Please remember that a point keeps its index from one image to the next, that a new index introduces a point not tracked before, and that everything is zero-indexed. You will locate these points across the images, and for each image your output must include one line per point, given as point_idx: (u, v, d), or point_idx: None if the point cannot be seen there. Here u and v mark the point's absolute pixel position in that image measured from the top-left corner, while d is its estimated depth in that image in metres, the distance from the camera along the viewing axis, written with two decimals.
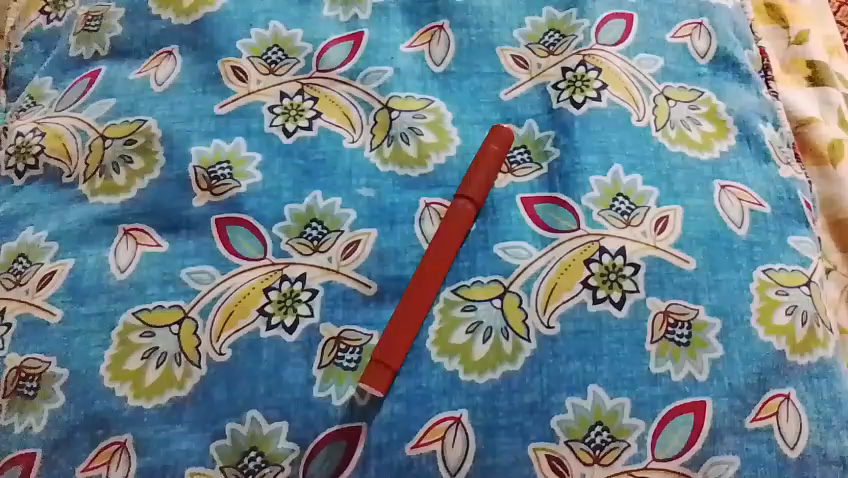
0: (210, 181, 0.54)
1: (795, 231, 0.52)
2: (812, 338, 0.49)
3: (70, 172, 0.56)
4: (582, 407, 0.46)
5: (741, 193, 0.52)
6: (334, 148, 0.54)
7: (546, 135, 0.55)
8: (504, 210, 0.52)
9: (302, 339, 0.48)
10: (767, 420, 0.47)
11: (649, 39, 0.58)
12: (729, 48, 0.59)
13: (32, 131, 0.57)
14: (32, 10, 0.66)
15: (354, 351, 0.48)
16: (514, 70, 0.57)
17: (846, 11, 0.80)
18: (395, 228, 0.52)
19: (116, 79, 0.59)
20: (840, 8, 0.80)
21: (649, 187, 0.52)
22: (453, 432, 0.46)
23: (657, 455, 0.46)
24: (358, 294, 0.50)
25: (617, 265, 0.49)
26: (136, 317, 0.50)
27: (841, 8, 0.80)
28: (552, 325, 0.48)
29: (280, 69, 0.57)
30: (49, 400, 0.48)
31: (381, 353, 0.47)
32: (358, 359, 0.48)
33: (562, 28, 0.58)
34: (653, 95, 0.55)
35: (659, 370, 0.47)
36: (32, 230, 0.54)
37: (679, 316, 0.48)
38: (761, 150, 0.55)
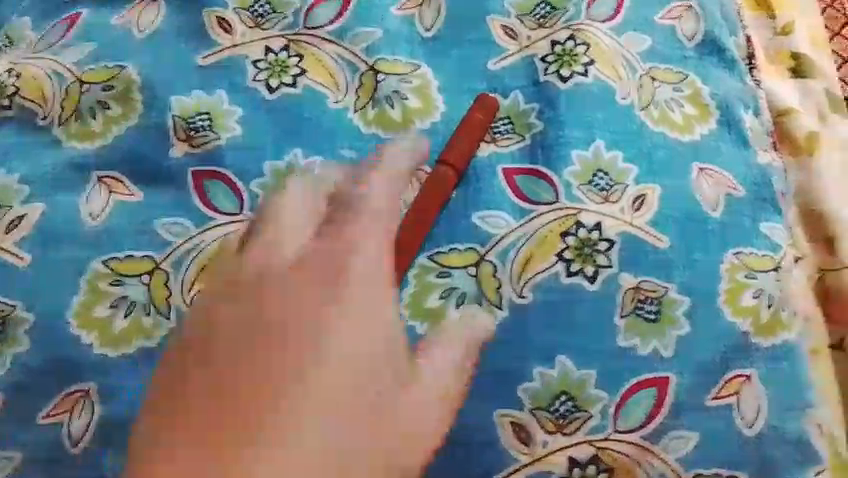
0: (189, 132, 0.53)
1: (768, 217, 0.53)
2: (776, 320, 0.50)
3: (45, 115, 0.55)
4: (549, 376, 0.47)
5: (718, 177, 0.53)
6: (317, 106, 0.54)
7: (530, 107, 0.55)
8: (485, 179, 0.52)
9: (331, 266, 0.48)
10: (727, 398, 0.48)
11: (639, 19, 0.58)
12: (716, 32, 0.59)
13: (7, 72, 0.56)
14: None
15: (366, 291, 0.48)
16: (503, 41, 0.57)
17: (831, 11, 0.82)
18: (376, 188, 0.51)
19: (97, 24, 0.57)
20: (826, 8, 0.82)
21: (628, 165, 0.52)
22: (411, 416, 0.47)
23: (618, 427, 0.46)
24: (335, 218, 0.50)
25: (592, 240, 0.49)
26: (105, 266, 0.49)
27: (828, 8, 0.82)
28: (525, 294, 0.48)
29: (266, 24, 0.56)
30: (13, 343, 0.48)
31: None
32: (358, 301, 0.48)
33: (553, 1, 0.58)
34: (639, 74, 0.56)
35: (626, 344, 0.48)
36: (2, 172, 0.53)
37: (650, 292, 0.49)
38: (740, 135, 0.56)
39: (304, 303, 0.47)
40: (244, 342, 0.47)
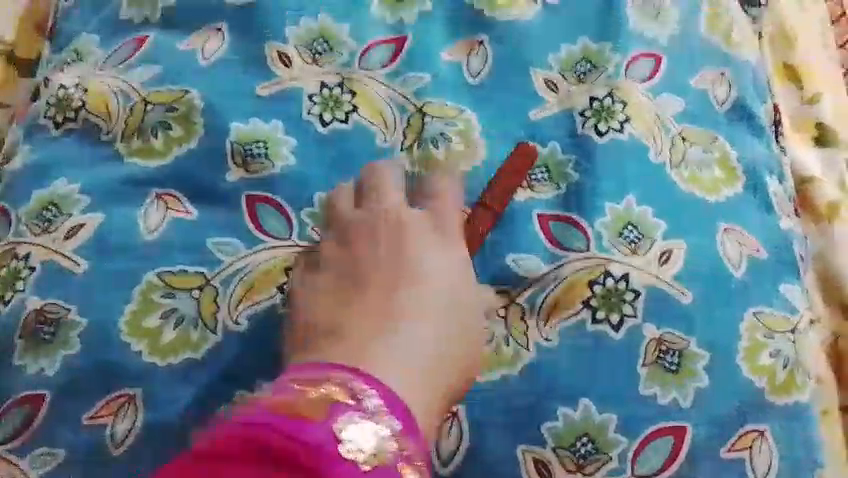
0: (245, 157, 0.56)
1: (788, 280, 0.56)
2: (792, 381, 0.52)
3: (109, 130, 0.58)
4: (572, 417, 0.49)
5: (742, 238, 0.56)
6: (366, 142, 0.57)
7: (568, 158, 0.57)
8: (520, 223, 0.54)
9: (418, 235, 0.50)
10: (740, 452, 0.50)
11: (675, 82, 0.61)
12: (747, 99, 0.62)
13: (75, 86, 0.60)
14: None
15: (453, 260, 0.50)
16: (545, 93, 0.60)
17: None
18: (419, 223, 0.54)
19: (162, 47, 0.61)
20: None
21: (657, 220, 0.55)
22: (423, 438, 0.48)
23: (635, 471, 0.48)
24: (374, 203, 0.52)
25: (619, 290, 0.52)
26: (159, 278, 0.52)
27: None
28: (551, 338, 0.51)
29: (323, 61, 0.60)
30: (65, 345, 0.50)
31: None
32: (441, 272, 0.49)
33: (595, 58, 0.61)
34: (671, 134, 0.59)
35: (646, 393, 0.50)
36: (65, 181, 0.56)
37: (671, 344, 0.51)
38: (765, 199, 0.58)
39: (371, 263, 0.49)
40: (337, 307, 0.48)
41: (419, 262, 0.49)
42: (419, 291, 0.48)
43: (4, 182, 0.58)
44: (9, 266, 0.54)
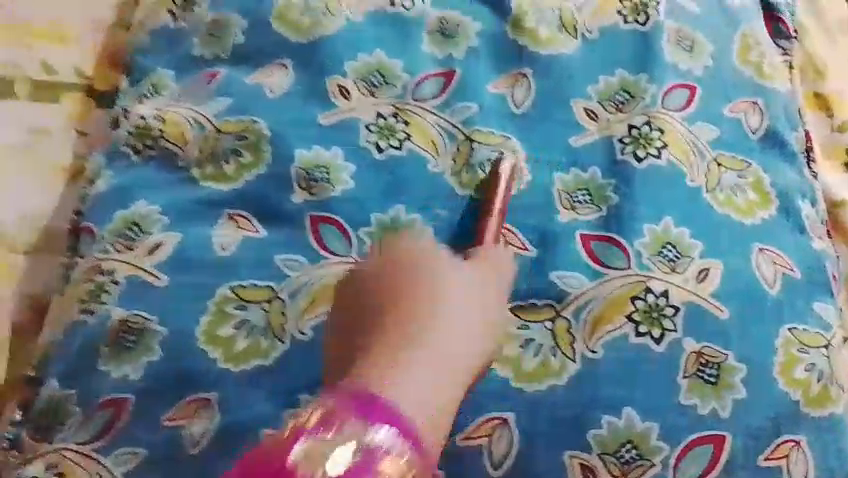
0: (308, 182, 0.60)
1: (819, 298, 0.59)
2: (825, 394, 0.55)
3: (184, 157, 0.63)
4: (616, 425, 0.52)
5: (776, 258, 0.59)
6: (419, 167, 0.61)
7: (608, 182, 0.61)
8: (564, 243, 0.58)
9: (448, 250, 0.52)
10: (776, 460, 0.52)
11: (709, 111, 0.65)
12: (779, 127, 0.66)
13: (153, 116, 0.66)
14: (163, 9, 0.74)
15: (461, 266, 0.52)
16: (585, 121, 0.64)
17: None
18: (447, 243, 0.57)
19: (232, 81, 0.66)
20: None
21: (695, 240, 0.58)
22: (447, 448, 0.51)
23: (676, 477, 0.51)
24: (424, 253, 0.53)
25: (659, 305, 0.55)
26: (231, 291, 0.57)
27: None
28: (596, 350, 0.54)
29: (379, 93, 0.65)
30: (147, 352, 0.55)
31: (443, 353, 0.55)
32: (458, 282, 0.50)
33: (632, 89, 0.65)
34: (707, 160, 0.62)
35: (687, 403, 0.52)
36: (145, 202, 0.62)
37: (710, 357, 0.54)
38: (798, 222, 0.62)
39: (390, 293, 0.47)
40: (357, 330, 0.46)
41: (442, 293, 0.46)
42: (435, 321, 0.44)
43: (88, 205, 0.64)
44: (95, 281, 0.59)
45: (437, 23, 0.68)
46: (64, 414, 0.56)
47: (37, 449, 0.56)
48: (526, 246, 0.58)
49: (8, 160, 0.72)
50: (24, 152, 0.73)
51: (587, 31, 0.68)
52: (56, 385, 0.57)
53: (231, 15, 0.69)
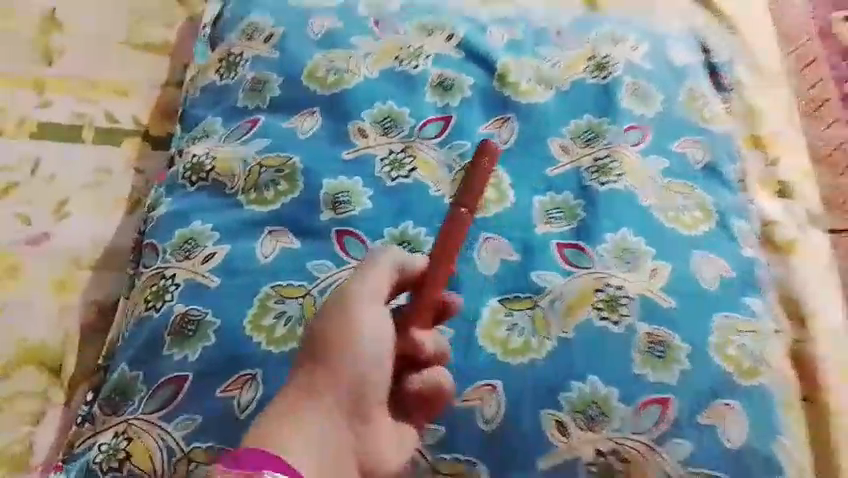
0: (334, 203, 0.75)
1: (750, 295, 0.72)
2: (754, 369, 0.68)
3: (232, 186, 0.77)
4: (583, 390, 0.65)
5: (714, 262, 0.72)
6: (423, 192, 0.75)
7: (577, 202, 0.75)
8: (542, 250, 0.72)
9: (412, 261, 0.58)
10: (714, 419, 0.65)
11: (659, 147, 0.79)
12: (718, 160, 0.80)
13: (205, 155, 0.80)
14: (210, 70, 0.88)
15: (378, 285, 0.55)
16: (558, 155, 0.79)
17: None
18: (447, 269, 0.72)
19: (270, 126, 0.80)
20: None
21: (647, 247, 0.72)
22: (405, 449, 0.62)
23: (632, 430, 0.64)
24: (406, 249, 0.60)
25: (618, 296, 0.68)
26: (272, 290, 0.70)
27: None
28: (567, 331, 0.67)
29: (391, 133, 0.80)
30: (203, 338, 0.68)
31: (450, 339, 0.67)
32: (410, 267, 0.57)
33: (597, 129, 0.80)
34: (657, 185, 0.76)
35: (640, 372, 0.66)
36: (200, 222, 0.75)
37: (660, 338, 0.67)
38: (733, 235, 0.76)
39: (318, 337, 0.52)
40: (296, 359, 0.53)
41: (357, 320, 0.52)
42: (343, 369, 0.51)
43: (150, 225, 0.77)
44: (159, 284, 0.72)
45: (437, 78, 0.83)
46: (132, 392, 0.68)
47: (108, 420, 0.67)
48: (510, 252, 0.72)
49: (78, 194, 0.84)
50: (91, 186, 0.85)
51: (560, 84, 0.83)
52: (125, 367, 0.69)
53: (270, 74, 0.84)
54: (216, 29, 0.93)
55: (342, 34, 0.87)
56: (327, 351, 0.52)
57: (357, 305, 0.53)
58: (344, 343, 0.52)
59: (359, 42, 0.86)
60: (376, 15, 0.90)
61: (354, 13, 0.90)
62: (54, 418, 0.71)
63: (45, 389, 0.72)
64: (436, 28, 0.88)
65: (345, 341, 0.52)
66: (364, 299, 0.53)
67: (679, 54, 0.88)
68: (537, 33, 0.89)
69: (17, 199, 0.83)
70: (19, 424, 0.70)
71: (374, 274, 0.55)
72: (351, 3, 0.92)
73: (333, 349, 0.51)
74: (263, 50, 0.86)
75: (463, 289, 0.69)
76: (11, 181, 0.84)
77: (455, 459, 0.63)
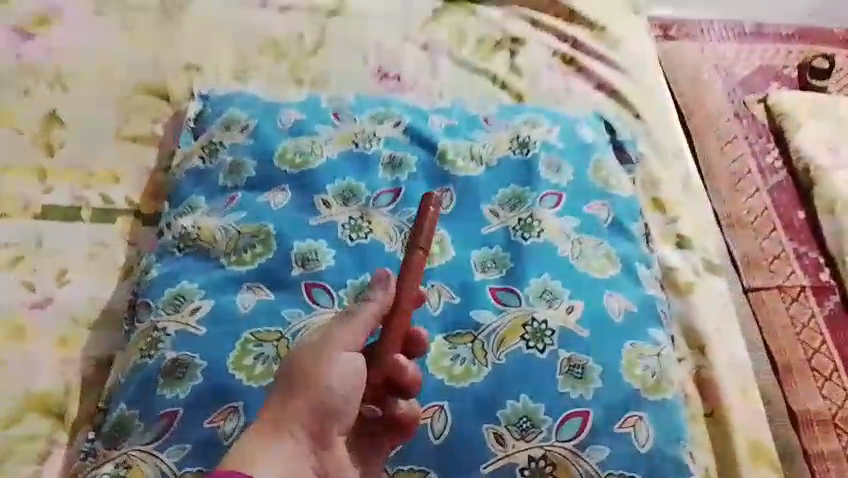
0: (303, 261, 0.88)
1: (653, 326, 0.87)
2: (659, 384, 0.82)
3: (215, 251, 0.90)
4: (516, 406, 0.78)
5: (620, 300, 0.88)
6: (379, 250, 0.90)
7: (506, 255, 0.90)
8: (478, 294, 0.86)
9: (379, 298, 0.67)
10: (627, 427, 0.79)
11: (573, 208, 0.96)
12: (622, 218, 0.97)
13: (192, 226, 0.93)
14: (194, 156, 1.03)
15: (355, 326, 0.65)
16: (490, 217, 0.94)
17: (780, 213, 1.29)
18: None
19: (248, 200, 0.95)
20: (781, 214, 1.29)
21: (564, 289, 0.87)
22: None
23: (558, 438, 0.77)
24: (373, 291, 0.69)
25: (542, 329, 0.82)
26: (251, 335, 0.82)
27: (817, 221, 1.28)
28: (501, 358, 0.81)
29: (351, 203, 0.95)
30: (192, 378, 0.79)
31: None
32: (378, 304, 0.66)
33: (522, 195, 0.96)
34: (571, 239, 0.92)
35: (563, 390, 0.79)
36: (187, 282, 0.87)
37: (577, 361, 0.81)
38: (636, 278, 0.91)
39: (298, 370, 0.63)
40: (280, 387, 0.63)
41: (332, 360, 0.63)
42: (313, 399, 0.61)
43: (143, 286, 0.90)
44: (152, 335, 0.83)
45: (388, 158, 1.00)
46: (130, 428, 0.78)
47: (108, 454, 0.77)
48: (452, 295, 0.86)
49: (77, 264, 0.96)
50: (88, 257, 0.97)
51: (489, 160, 1.01)
52: (124, 406, 0.80)
53: (246, 158, 0.99)
54: (198, 121, 1.08)
55: (307, 123, 1.03)
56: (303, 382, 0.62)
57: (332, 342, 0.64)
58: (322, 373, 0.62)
59: (321, 129, 1.03)
60: (335, 107, 1.07)
61: (316, 106, 1.07)
62: (58, 456, 0.82)
63: (49, 431, 0.83)
64: (386, 117, 1.05)
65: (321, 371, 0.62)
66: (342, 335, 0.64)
67: (585, 133, 1.06)
68: (469, 120, 1.07)
69: (23, 271, 0.95)
70: (26, 463, 0.81)
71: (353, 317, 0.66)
72: (314, 99, 1.09)
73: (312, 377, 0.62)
74: (239, 138, 1.02)
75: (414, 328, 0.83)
76: (17, 255, 0.97)
77: (410, 469, 0.75)
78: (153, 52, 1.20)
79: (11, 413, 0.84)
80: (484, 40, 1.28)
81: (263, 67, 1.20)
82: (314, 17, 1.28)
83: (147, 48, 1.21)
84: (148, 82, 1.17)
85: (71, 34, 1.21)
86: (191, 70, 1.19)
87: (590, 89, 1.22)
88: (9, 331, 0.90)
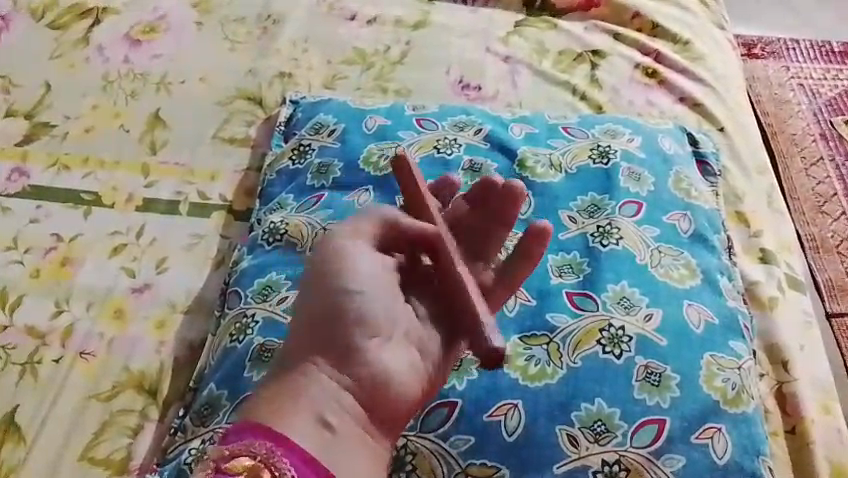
0: None
1: (734, 339, 0.86)
2: (739, 398, 0.81)
3: (302, 245, 0.95)
4: (590, 409, 0.78)
5: (700, 310, 0.87)
6: None
7: (583, 260, 0.91)
8: (555, 297, 0.87)
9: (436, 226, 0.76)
10: (705, 439, 0.78)
11: (652, 218, 0.95)
12: (703, 230, 0.96)
13: (281, 222, 0.98)
14: (284, 156, 1.08)
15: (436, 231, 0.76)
16: (568, 223, 0.95)
17: None
18: None
19: (334, 199, 0.99)
20: None
21: (642, 296, 0.86)
22: (407, 442, 0.78)
23: (633, 444, 0.77)
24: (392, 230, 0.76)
25: (618, 335, 0.83)
26: None
27: None
28: (576, 361, 0.81)
29: None
30: None
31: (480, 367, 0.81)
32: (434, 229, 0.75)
33: (600, 203, 0.97)
34: (650, 247, 0.92)
35: (640, 396, 0.79)
36: (275, 273, 0.92)
37: (654, 369, 0.81)
38: (717, 290, 0.90)
39: (319, 306, 0.70)
40: (306, 321, 0.71)
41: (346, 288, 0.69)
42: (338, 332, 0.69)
43: (235, 276, 0.95)
44: (242, 321, 0.89)
45: (468, 163, 1.02)
46: (218, 408, 0.83)
47: (197, 430, 0.83)
48: (529, 298, 0.87)
49: (175, 253, 1.03)
50: (184, 248, 1.04)
51: (568, 168, 1.01)
52: (213, 387, 0.85)
53: (332, 161, 1.04)
54: (288, 126, 1.15)
55: (391, 129, 1.08)
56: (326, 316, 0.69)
57: (337, 286, 0.70)
58: (324, 320, 0.69)
59: (405, 135, 1.07)
60: (418, 113, 1.11)
61: (400, 113, 1.11)
62: (149, 431, 0.87)
63: (143, 406, 0.89)
64: (467, 124, 1.08)
65: (323, 331, 0.69)
66: (338, 288, 0.69)
67: (667, 145, 1.06)
68: (549, 129, 1.08)
69: (124, 258, 1.02)
70: (121, 436, 0.87)
71: (347, 257, 0.71)
72: (398, 105, 1.13)
73: (323, 320, 0.69)
74: (327, 141, 1.07)
75: None
76: (121, 242, 1.04)
77: (484, 464, 0.77)
78: (249, 61, 1.28)
79: (110, 388, 0.90)
80: (565, 52, 1.29)
81: (350, 76, 1.26)
82: (399, 29, 1.32)
83: (243, 57, 1.28)
84: (242, 89, 1.24)
85: (174, 43, 1.30)
86: (283, 78, 1.26)
87: (672, 101, 1.22)
88: (111, 313, 0.97)
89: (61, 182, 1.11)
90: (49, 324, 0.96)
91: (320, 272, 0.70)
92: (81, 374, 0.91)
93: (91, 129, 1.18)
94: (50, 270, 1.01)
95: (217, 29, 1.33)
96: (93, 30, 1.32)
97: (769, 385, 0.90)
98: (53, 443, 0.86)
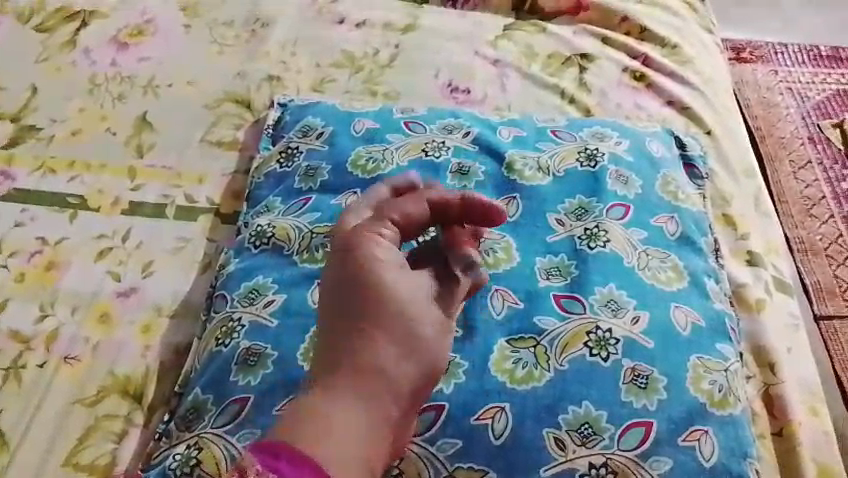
0: None
1: (721, 342, 0.86)
2: (725, 400, 0.81)
3: (289, 248, 0.94)
4: (577, 411, 0.78)
5: (687, 313, 0.87)
6: None
7: (571, 263, 0.91)
8: (542, 300, 0.87)
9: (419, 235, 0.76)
10: (692, 441, 0.78)
11: (640, 220, 0.95)
12: (691, 233, 0.96)
13: (267, 225, 0.97)
14: (272, 159, 1.08)
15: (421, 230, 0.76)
16: (556, 226, 0.95)
17: None
18: (464, 312, 0.85)
19: (322, 202, 0.99)
20: None
21: (630, 299, 0.86)
22: None
23: (620, 447, 0.77)
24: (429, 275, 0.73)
25: (605, 337, 0.83)
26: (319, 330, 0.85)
27: None
28: (563, 363, 0.81)
29: None
30: (264, 366, 0.83)
31: (467, 370, 0.81)
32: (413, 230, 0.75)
33: (587, 206, 0.97)
34: (637, 250, 0.92)
35: (626, 399, 0.79)
36: (261, 276, 0.92)
37: (641, 371, 0.81)
38: (704, 292, 0.90)
39: (411, 352, 0.68)
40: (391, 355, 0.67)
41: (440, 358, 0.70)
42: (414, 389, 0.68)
43: (221, 279, 0.95)
44: (228, 325, 0.88)
45: (456, 166, 1.02)
46: (204, 412, 0.83)
47: (182, 435, 0.82)
48: (516, 301, 0.87)
49: (161, 256, 1.03)
50: (171, 251, 1.03)
51: (556, 171, 1.01)
52: (198, 391, 0.85)
53: (320, 164, 1.04)
54: (277, 129, 1.14)
55: (380, 132, 1.07)
56: (413, 367, 0.68)
57: (434, 348, 0.69)
58: (410, 367, 0.67)
59: (393, 138, 1.07)
60: (406, 117, 1.10)
61: (388, 116, 1.11)
62: (134, 436, 0.87)
63: (128, 411, 0.88)
64: (456, 127, 1.08)
65: (367, 349, 0.66)
66: (434, 337, 0.70)
67: (654, 148, 1.06)
68: (538, 132, 1.08)
69: (110, 262, 1.02)
70: (105, 441, 0.86)
71: (442, 314, 0.72)
72: (387, 109, 1.13)
73: (409, 369, 0.67)
74: (315, 144, 1.07)
75: (478, 330, 0.84)
76: (106, 246, 1.03)
77: (470, 468, 0.76)
78: (237, 64, 1.27)
79: (95, 393, 0.89)
80: (554, 56, 1.29)
81: (339, 79, 1.26)
82: (388, 32, 1.32)
83: (231, 60, 1.28)
84: (230, 92, 1.23)
85: (162, 46, 1.30)
86: (272, 81, 1.25)
87: (660, 105, 1.22)
88: (96, 317, 0.96)
89: (47, 185, 1.10)
90: (33, 328, 0.95)
91: (420, 321, 0.69)
92: (65, 378, 0.90)
93: (77, 132, 1.17)
94: (35, 274, 1.00)
95: (205, 31, 1.32)
96: (79, 33, 1.31)
97: (757, 388, 0.90)
98: (36, 449, 0.85)
